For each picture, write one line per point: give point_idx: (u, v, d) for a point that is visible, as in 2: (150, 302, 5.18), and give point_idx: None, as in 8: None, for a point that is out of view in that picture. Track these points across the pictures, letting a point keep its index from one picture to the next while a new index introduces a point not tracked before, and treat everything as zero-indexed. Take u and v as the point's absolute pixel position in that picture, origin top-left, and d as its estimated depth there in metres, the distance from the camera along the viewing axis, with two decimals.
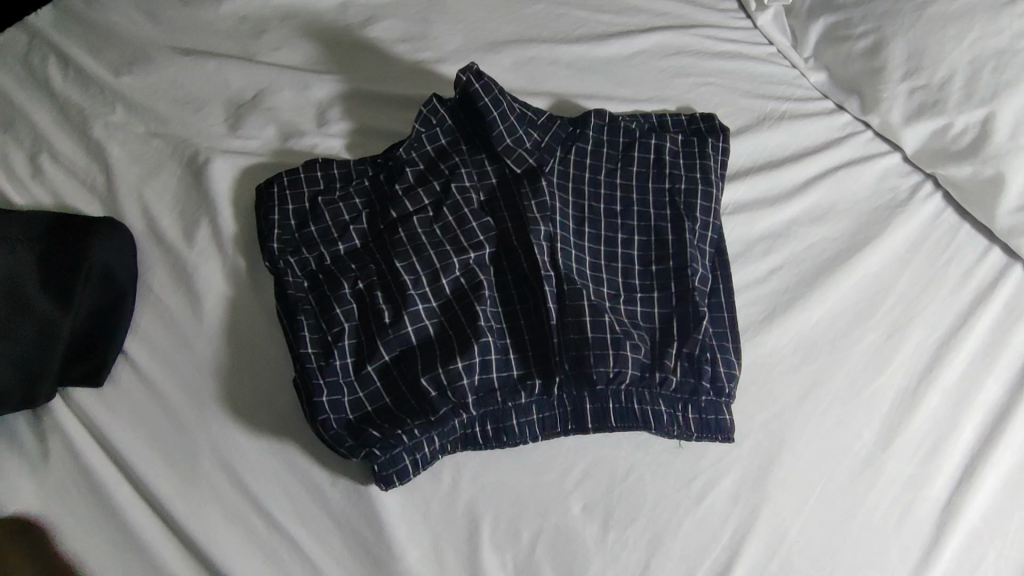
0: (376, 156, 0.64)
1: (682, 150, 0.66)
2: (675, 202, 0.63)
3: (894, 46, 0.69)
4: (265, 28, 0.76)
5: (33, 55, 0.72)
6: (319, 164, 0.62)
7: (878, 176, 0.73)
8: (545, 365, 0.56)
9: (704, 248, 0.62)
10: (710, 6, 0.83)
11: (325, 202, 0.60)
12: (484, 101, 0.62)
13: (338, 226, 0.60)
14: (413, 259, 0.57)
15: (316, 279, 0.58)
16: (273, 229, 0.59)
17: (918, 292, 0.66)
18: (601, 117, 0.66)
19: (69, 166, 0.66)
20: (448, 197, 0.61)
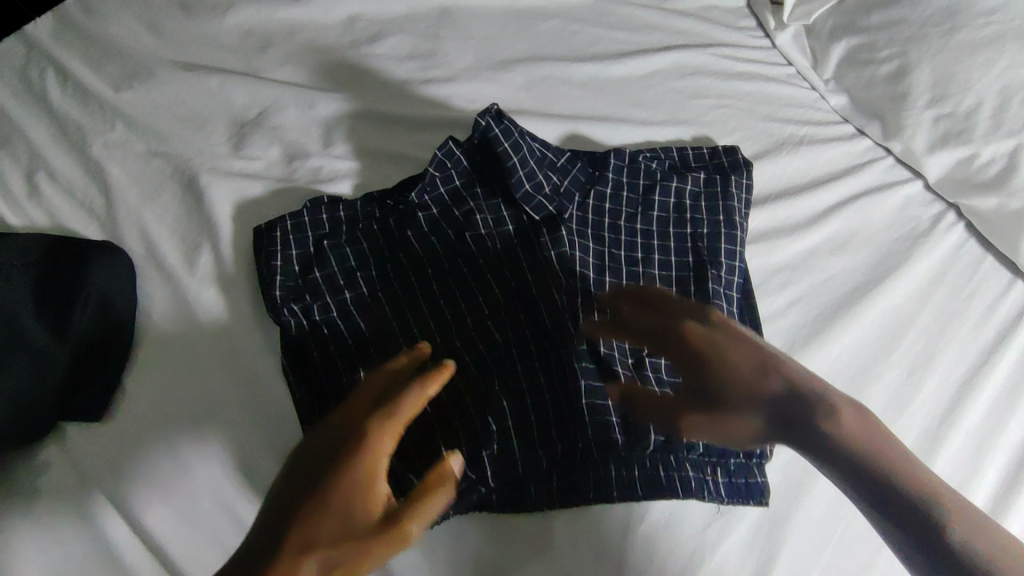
0: (384, 197, 0.62)
1: (704, 191, 0.66)
2: (698, 249, 0.64)
3: (920, 71, 0.67)
4: (269, 42, 0.74)
5: (31, 68, 0.70)
6: (325, 205, 0.60)
7: (900, 205, 0.71)
8: (568, 428, 0.55)
9: (732, 295, 0.62)
10: (727, 24, 0.81)
11: (331, 248, 0.58)
12: (502, 145, 0.60)
13: (344, 277, 0.58)
14: (430, 323, 0.57)
15: (321, 335, 0.56)
16: (274, 277, 0.56)
17: (941, 328, 0.64)
18: (621, 157, 0.66)
19: (67, 186, 0.64)
20: (466, 248, 0.60)
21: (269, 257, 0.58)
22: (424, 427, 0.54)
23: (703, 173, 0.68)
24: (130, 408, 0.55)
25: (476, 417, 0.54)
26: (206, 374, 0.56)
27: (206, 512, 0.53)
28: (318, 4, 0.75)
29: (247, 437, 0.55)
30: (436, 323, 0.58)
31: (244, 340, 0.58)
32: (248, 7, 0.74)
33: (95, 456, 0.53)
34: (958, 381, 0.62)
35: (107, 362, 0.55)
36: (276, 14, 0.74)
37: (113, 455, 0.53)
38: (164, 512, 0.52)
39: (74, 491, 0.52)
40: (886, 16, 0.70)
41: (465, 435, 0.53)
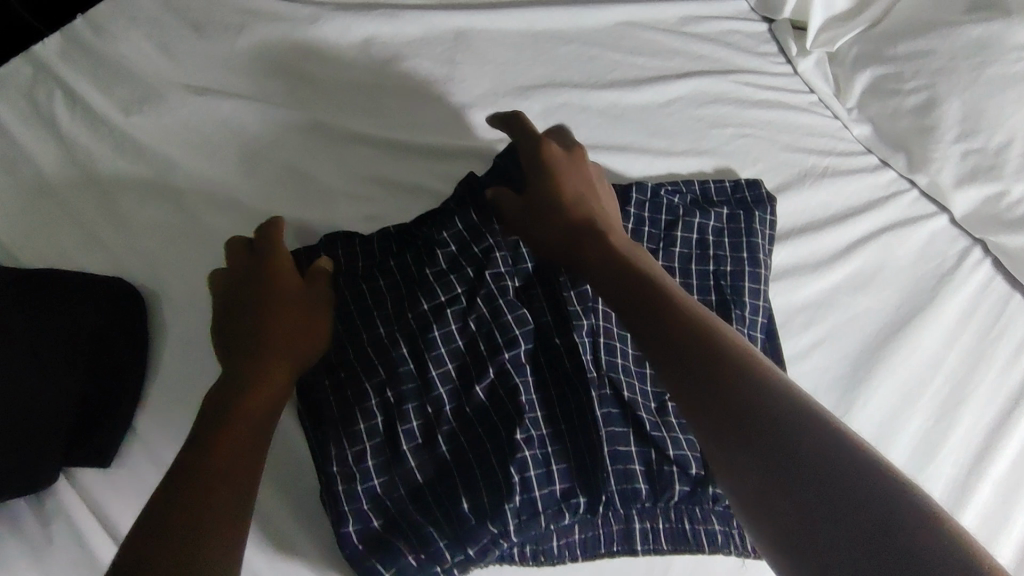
0: (402, 231, 0.61)
1: (726, 227, 0.65)
2: (721, 287, 0.62)
3: (949, 104, 0.65)
4: (282, 65, 0.72)
5: (38, 91, 0.69)
6: (344, 241, 0.61)
7: (925, 240, 0.70)
8: (589, 479, 0.54)
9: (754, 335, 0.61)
10: (748, 49, 0.79)
11: (348, 286, 0.58)
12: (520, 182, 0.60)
13: (357, 314, 0.57)
14: (448, 364, 0.55)
15: (331, 373, 0.55)
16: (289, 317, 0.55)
17: (967, 373, 0.64)
18: (643, 191, 0.65)
19: (78, 218, 0.63)
20: (484, 282, 0.58)
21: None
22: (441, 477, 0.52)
23: (725, 209, 0.66)
24: (142, 451, 0.55)
25: (494, 468, 0.52)
26: None
27: None
28: (331, 25, 0.73)
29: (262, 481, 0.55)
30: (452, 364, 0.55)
31: None
32: (260, 28, 0.72)
33: (108, 500, 0.53)
34: (985, 430, 0.62)
35: (119, 404, 0.54)
36: (288, 35, 0.73)
37: (126, 499, 0.53)
38: None
39: (85, 538, 0.51)
40: (913, 47, 0.68)
41: (484, 486, 0.52)
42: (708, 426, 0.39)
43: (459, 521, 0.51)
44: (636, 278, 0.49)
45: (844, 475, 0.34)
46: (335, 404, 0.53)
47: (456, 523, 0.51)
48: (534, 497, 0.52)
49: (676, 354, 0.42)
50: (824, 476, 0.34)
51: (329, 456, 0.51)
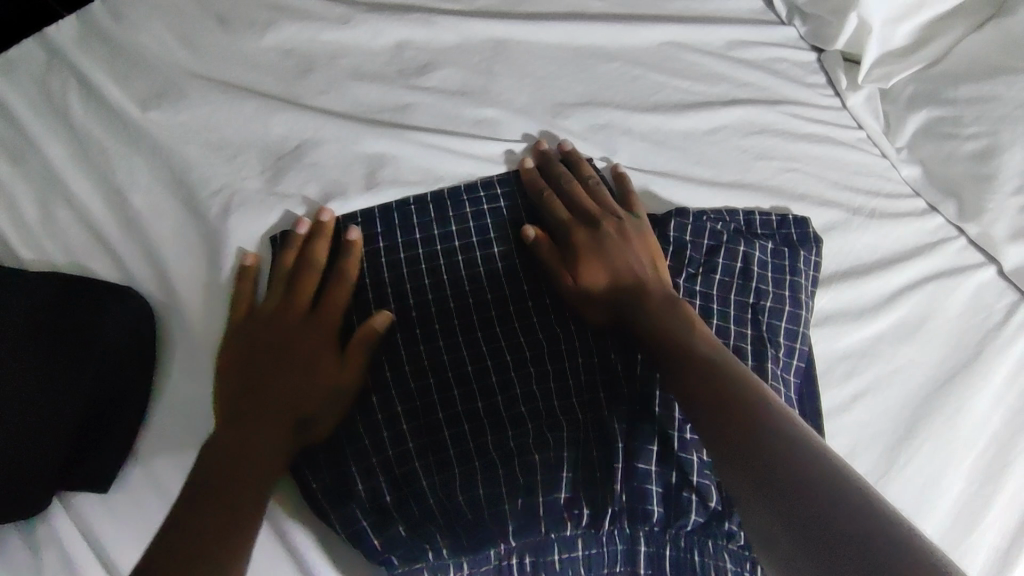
0: (438, 210, 0.61)
1: (770, 262, 0.62)
2: (758, 323, 0.59)
3: (1010, 154, 0.63)
4: (312, 65, 0.68)
5: (51, 78, 0.65)
6: (372, 216, 0.59)
7: (973, 292, 0.67)
8: (598, 491, 0.52)
9: (789, 375, 0.58)
10: (796, 79, 0.76)
11: (370, 259, 0.58)
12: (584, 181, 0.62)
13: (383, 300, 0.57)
14: (464, 356, 0.56)
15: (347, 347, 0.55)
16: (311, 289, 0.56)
17: (1011, 436, 0.61)
18: (685, 215, 0.62)
19: (85, 216, 0.59)
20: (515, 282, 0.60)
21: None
22: (446, 474, 0.52)
23: (770, 244, 0.63)
24: (143, 474, 0.51)
25: (500, 477, 0.52)
26: None
27: None
28: (366, 28, 0.70)
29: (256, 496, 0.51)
30: (472, 369, 0.55)
31: None
32: (290, 25, 0.69)
33: (101, 530, 0.49)
34: None
35: (119, 425, 0.50)
36: (320, 34, 0.69)
37: (119, 527, 0.50)
38: None
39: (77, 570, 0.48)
40: (977, 91, 0.66)
41: (483, 480, 0.52)
42: (713, 441, 0.43)
43: (455, 517, 0.51)
44: (634, 295, 0.56)
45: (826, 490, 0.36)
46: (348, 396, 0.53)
47: (453, 514, 0.51)
48: (536, 500, 0.51)
49: (666, 369, 0.50)
50: (805, 496, 0.37)
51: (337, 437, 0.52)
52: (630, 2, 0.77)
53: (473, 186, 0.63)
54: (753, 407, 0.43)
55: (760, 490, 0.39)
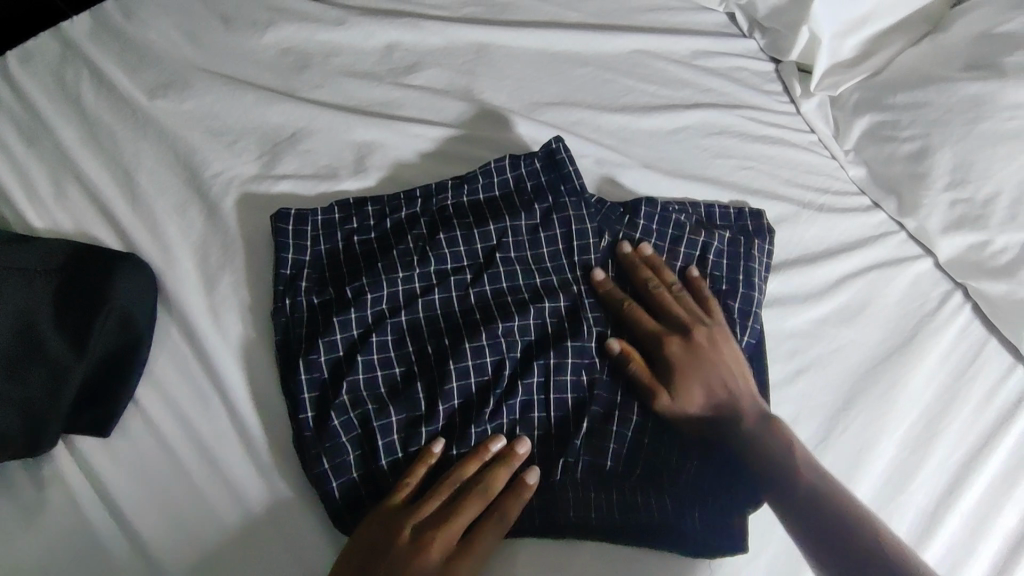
0: (422, 198, 0.64)
1: (729, 249, 0.67)
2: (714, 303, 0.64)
3: (941, 155, 0.68)
4: (308, 62, 0.74)
5: (65, 68, 0.70)
6: (353, 203, 0.63)
7: (910, 282, 0.73)
8: (549, 452, 0.57)
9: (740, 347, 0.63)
10: (755, 86, 0.83)
11: (360, 243, 0.62)
12: (565, 165, 0.65)
13: (371, 274, 0.59)
14: (441, 332, 0.59)
15: (329, 316, 0.58)
16: (302, 269, 0.60)
17: (941, 410, 0.67)
18: (653, 204, 0.67)
19: (93, 192, 0.64)
20: (490, 262, 0.62)
21: (297, 245, 0.60)
22: (410, 434, 0.55)
23: (728, 233, 0.69)
24: (144, 423, 0.55)
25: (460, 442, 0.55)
26: (218, 392, 0.57)
27: (190, 533, 0.52)
28: (359, 30, 0.76)
29: (242, 448, 0.55)
30: (446, 335, 0.59)
31: (253, 354, 0.58)
32: (289, 25, 0.75)
33: (101, 471, 0.53)
34: (955, 470, 0.65)
35: (122, 377, 0.55)
36: (316, 34, 0.75)
37: (117, 468, 0.54)
38: (152, 534, 0.52)
39: (78, 506, 0.52)
40: (911, 97, 0.72)
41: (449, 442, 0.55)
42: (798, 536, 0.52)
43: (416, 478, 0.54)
44: (730, 418, 0.58)
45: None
46: (333, 360, 0.56)
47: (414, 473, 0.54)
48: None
49: (769, 483, 0.55)
50: None
51: (310, 401, 0.55)
52: (604, 13, 0.84)
53: (460, 175, 0.66)
54: (842, 518, 0.51)
55: (837, 566, 0.50)
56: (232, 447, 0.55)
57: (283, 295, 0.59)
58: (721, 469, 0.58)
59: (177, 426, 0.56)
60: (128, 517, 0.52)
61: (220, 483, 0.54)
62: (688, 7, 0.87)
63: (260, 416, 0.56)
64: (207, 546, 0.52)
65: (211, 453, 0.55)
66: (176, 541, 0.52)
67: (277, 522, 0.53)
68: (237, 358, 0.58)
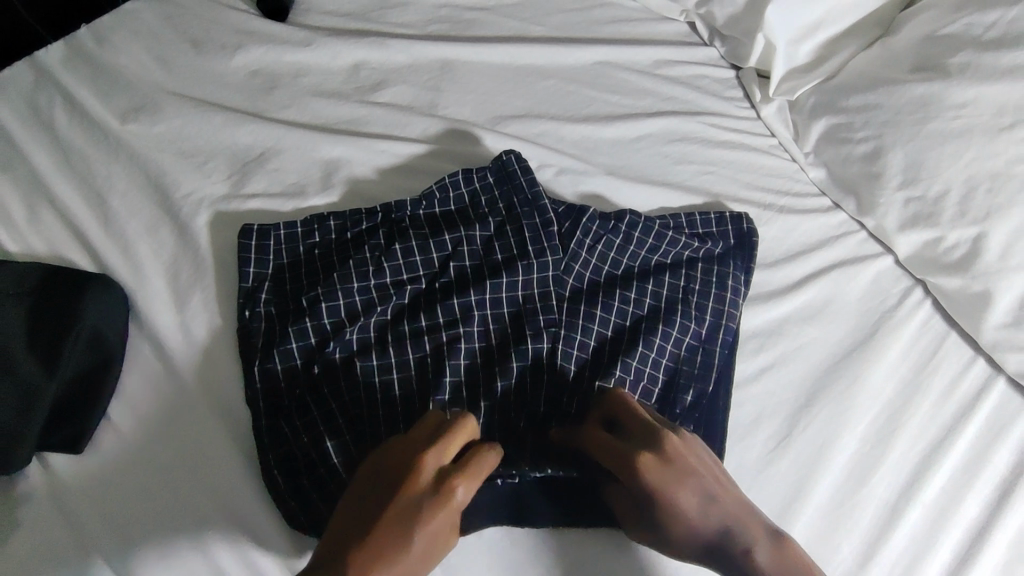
0: (383, 213, 0.66)
1: (699, 258, 0.69)
2: (670, 306, 0.66)
3: (893, 154, 0.70)
4: (276, 82, 0.76)
5: (38, 95, 0.72)
6: (317, 220, 0.65)
7: (871, 279, 0.74)
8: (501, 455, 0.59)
9: (688, 348, 0.65)
10: (717, 93, 0.85)
11: (318, 254, 0.64)
12: (520, 178, 0.67)
13: (327, 282, 0.61)
14: (396, 339, 0.61)
15: (285, 327, 0.60)
16: (261, 282, 0.62)
17: (902, 403, 0.68)
18: (634, 215, 0.67)
19: (66, 214, 0.65)
20: (444, 272, 0.64)
21: (259, 259, 0.63)
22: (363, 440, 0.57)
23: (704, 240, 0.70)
24: (116, 438, 0.57)
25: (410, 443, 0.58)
26: (187, 403, 0.58)
27: (160, 537, 0.54)
28: (326, 50, 0.78)
29: (210, 454, 0.57)
30: (401, 343, 0.61)
31: (217, 363, 0.60)
32: (257, 48, 0.77)
33: (74, 485, 0.55)
34: (918, 461, 0.66)
35: (93, 394, 0.57)
36: (284, 55, 0.77)
37: (89, 482, 0.55)
38: (121, 539, 0.53)
39: (50, 520, 0.53)
40: (863, 100, 0.73)
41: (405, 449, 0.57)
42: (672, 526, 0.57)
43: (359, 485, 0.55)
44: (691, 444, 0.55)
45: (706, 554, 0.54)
46: (288, 368, 0.59)
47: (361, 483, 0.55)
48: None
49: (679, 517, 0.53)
50: None
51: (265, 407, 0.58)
52: (567, 27, 0.86)
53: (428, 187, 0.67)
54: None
55: None
56: (200, 454, 0.57)
57: (244, 305, 0.61)
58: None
59: (148, 438, 0.57)
60: (100, 526, 0.53)
61: (187, 491, 0.55)
62: (650, 17, 0.90)
63: (227, 426, 0.58)
64: (176, 553, 0.53)
65: (181, 461, 0.56)
66: (142, 548, 0.53)
67: (243, 523, 0.55)
68: (203, 367, 0.60)
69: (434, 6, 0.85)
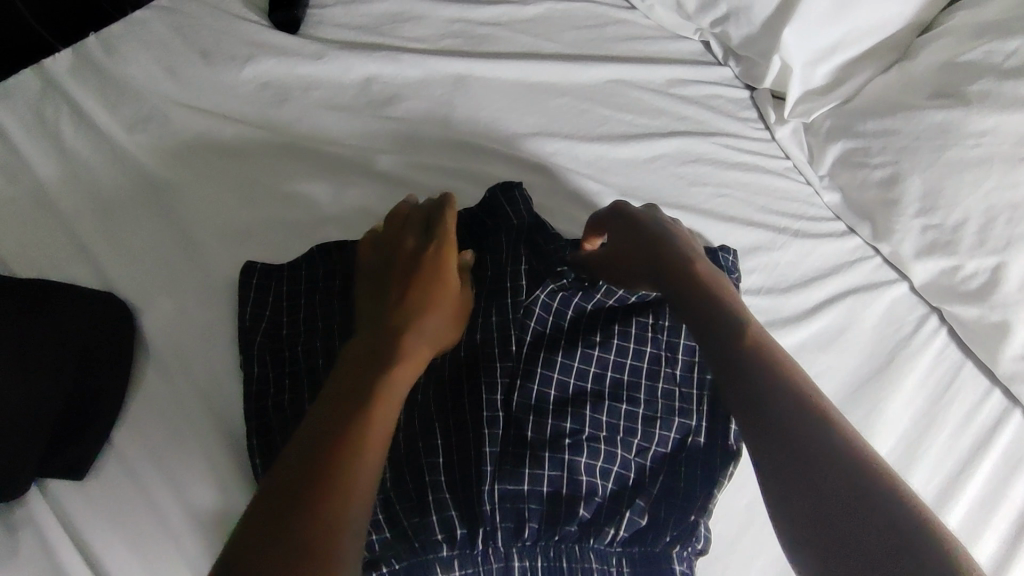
0: None
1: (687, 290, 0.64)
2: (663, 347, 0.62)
3: (911, 181, 0.69)
4: (286, 96, 0.75)
5: (45, 104, 0.71)
6: (305, 259, 0.63)
7: (888, 306, 0.74)
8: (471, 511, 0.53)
9: (700, 408, 0.60)
10: (730, 114, 0.85)
11: (312, 294, 0.62)
12: (506, 208, 0.64)
13: (324, 325, 0.59)
14: None
15: (281, 372, 0.58)
16: (256, 323, 0.60)
17: (918, 435, 0.67)
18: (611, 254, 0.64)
19: (70, 229, 0.64)
20: None
21: (257, 297, 0.61)
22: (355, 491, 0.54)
23: None
24: (116, 460, 0.55)
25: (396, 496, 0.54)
26: (191, 425, 0.57)
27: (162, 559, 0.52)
28: (337, 64, 0.77)
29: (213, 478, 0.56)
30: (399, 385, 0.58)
31: (221, 387, 0.59)
32: (268, 60, 0.76)
33: (76, 506, 0.53)
34: (932, 496, 0.65)
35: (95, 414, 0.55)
36: (295, 68, 0.76)
37: (89, 503, 0.53)
38: (122, 561, 0.52)
39: (48, 543, 0.51)
40: (880, 125, 0.73)
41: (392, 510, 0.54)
42: (782, 488, 0.39)
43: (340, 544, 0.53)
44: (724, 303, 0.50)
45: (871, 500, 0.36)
46: (280, 413, 0.56)
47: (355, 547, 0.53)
48: (417, 522, 0.53)
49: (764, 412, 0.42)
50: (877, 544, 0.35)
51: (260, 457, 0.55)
52: (581, 43, 0.86)
53: None
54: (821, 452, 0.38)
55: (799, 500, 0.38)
56: (202, 479, 0.55)
57: (243, 351, 0.59)
58: (661, 514, 0.56)
59: (146, 460, 0.55)
60: (99, 548, 0.52)
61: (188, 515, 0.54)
62: (664, 36, 0.89)
63: (229, 449, 0.57)
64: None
65: (184, 483, 0.55)
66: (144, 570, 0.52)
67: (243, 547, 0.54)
68: (205, 391, 0.58)
69: (448, 20, 0.84)
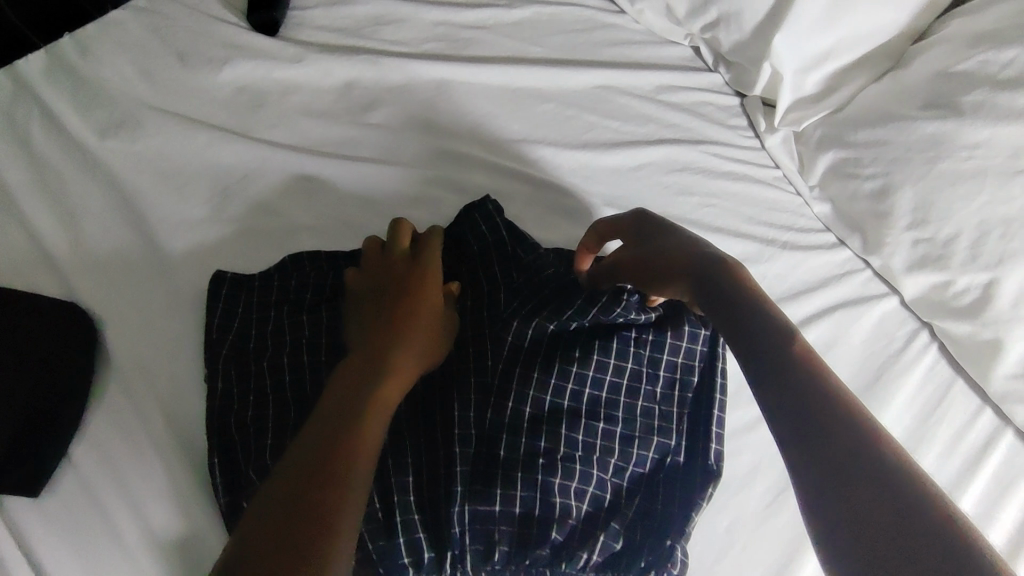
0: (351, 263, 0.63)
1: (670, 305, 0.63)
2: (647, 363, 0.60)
3: (902, 193, 0.67)
4: (264, 100, 0.74)
5: (15, 107, 0.69)
6: (278, 271, 0.62)
7: (877, 321, 0.72)
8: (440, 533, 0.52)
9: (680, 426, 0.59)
10: (720, 121, 0.83)
11: (283, 306, 0.60)
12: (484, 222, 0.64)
13: (294, 339, 0.58)
14: None
15: (246, 386, 0.56)
16: (222, 335, 0.58)
17: None
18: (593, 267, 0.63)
19: (36, 236, 0.62)
20: None
21: (225, 309, 0.59)
22: None
23: None
24: (77, 475, 0.54)
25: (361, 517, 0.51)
26: (155, 440, 0.55)
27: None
28: (316, 67, 0.75)
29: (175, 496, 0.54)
30: None
31: (187, 401, 0.57)
32: (245, 63, 0.74)
33: (32, 523, 0.52)
34: None
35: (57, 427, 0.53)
36: (273, 71, 0.74)
37: (46, 520, 0.52)
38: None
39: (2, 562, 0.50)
40: (872, 135, 0.71)
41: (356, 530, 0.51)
42: (800, 481, 0.35)
43: None
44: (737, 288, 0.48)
45: (884, 485, 0.33)
46: (244, 430, 0.54)
47: None
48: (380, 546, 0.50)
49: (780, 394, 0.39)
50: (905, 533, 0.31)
51: (221, 475, 0.53)
52: (568, 48, 0.84)
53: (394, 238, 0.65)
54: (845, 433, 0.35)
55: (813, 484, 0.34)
56: (164, 496, 0.54)
57: (209, 363, 0.57)
58: (636, 537, 0.54)
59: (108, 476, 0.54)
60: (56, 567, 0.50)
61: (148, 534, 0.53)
62: (653, 41, 0.87)
63: (192, 466, 0.55)
64: None
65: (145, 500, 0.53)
66: None
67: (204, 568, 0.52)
68: (172, 404, 0.57)
69: (431, 23, 0.82)
